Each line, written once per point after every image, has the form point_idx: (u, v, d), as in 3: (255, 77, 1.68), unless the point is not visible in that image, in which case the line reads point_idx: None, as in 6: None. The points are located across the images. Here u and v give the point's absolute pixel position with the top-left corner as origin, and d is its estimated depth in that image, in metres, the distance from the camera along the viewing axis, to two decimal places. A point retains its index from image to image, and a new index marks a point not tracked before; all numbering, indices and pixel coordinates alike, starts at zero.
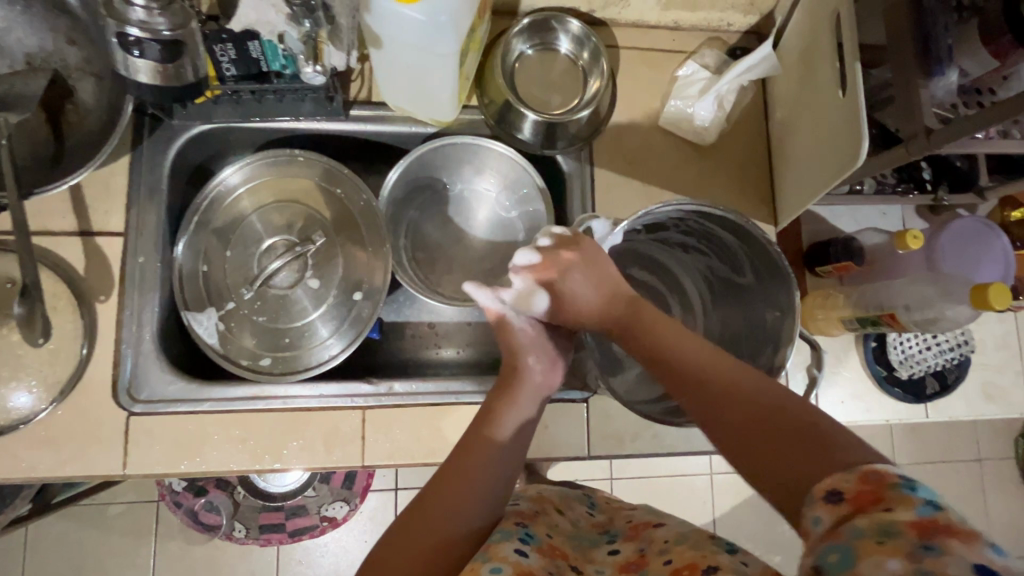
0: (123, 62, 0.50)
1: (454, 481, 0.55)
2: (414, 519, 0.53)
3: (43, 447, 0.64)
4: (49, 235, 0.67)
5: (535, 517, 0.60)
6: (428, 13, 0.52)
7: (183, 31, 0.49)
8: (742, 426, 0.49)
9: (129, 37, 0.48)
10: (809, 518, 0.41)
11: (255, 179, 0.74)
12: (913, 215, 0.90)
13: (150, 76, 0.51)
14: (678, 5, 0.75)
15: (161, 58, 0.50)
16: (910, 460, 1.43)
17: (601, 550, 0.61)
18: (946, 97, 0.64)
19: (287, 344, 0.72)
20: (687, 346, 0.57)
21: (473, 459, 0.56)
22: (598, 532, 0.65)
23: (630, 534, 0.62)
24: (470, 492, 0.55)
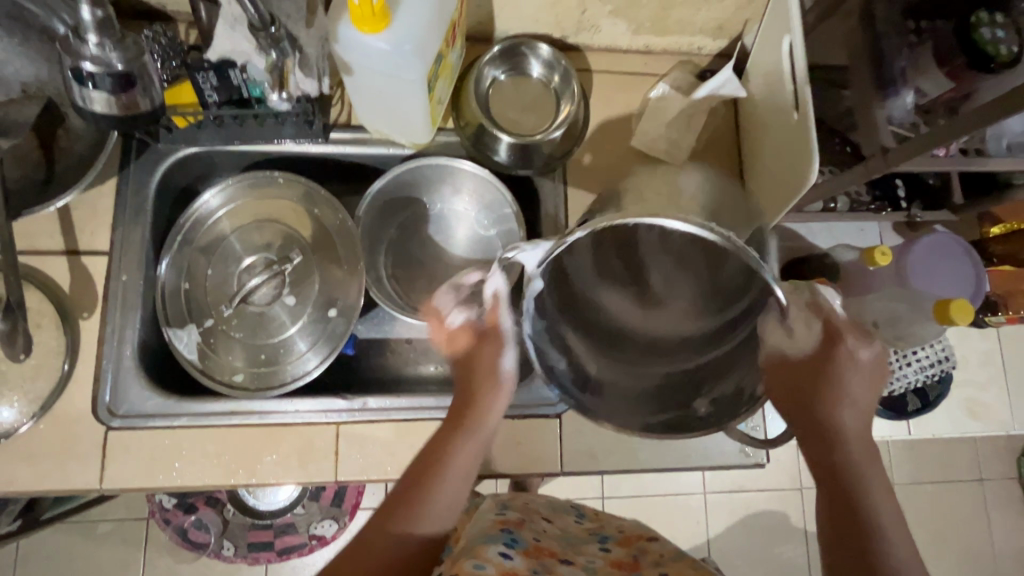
0: (80, 94, 0.50)
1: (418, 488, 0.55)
2: (379, 528, 0.52)
3: (23, 460, 0.65)
4: (37, 255, 0.69)
5: (521, 523, 0.63)
6: (394, 42, 0.55)
7: (137, 63, 0.49)
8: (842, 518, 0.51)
9: (83, 71, 0.48)
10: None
11: (236, 200, 0.76)
12: (889, 231, 0.91)
13: (107, 106, 0.52)
14: (647, 31, 0.78)
15: (115, 89, 0.50)
16: (908, 479, 1.40)
17: (592, 546, 0.65)
18: (904, 117, 0.66)
19: (263, 360, 0.74)
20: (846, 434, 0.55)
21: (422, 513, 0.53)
22: (589, 534, 0.68)
23: (621, 539, 0.67)
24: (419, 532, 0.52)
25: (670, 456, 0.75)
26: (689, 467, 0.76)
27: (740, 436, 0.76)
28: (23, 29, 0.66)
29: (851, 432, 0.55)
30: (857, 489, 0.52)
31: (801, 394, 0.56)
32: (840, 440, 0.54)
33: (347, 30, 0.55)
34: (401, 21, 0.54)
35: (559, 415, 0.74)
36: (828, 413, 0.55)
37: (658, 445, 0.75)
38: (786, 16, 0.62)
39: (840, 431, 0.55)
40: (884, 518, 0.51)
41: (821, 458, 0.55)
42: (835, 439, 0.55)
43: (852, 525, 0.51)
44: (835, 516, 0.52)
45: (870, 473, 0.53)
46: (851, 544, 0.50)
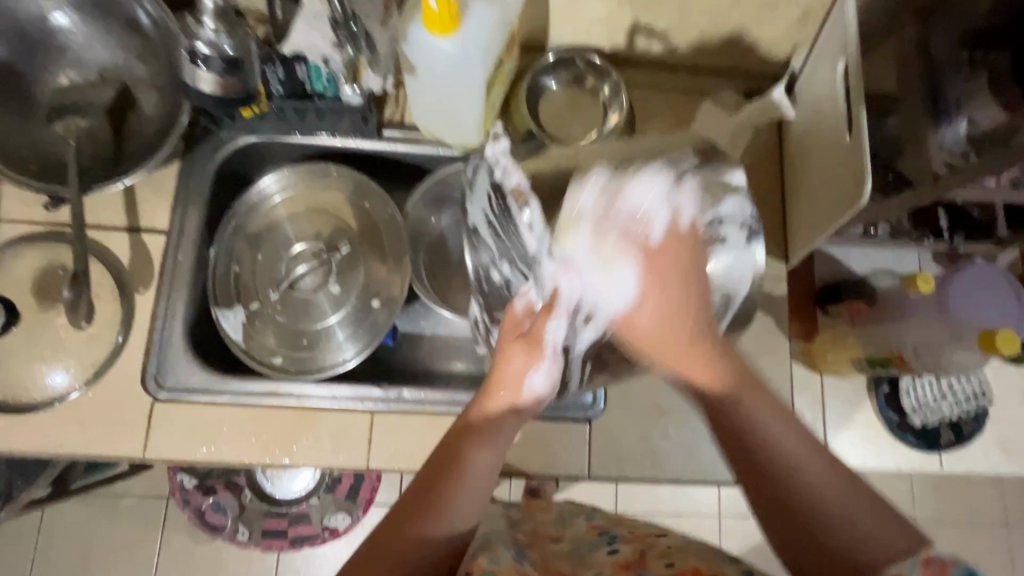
0: (190, 73, 0.61)
1: (443, 494, 0.51)
2: (404, 520, 0.50)
3: (71, 424, 0.68)
4: (101, 230, 0.73)
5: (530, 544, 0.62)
6: (459, 46, 0.57)
7: (242, 52, 0.61)
8: (768, 496, 0.49)
9: (197, 51, 0.60)
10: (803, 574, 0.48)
11: (291, 189, 0.79)
12: (929, 260, 0.91)
13: (211, 85, 0.62)
14: (696, 50, 0.79)
15: (222, 71, 0.62)
16: (931, 518, 1.36)
17: (600, 553, 0.60)
18: (954, 144, 0.66)
19: (304, 345, 0.76)
20: (766, 406, 0.52)
21: (446, 503, 0.51)
22: (597, 534, 0.64)
23: (629, 538, 0.62)
24: (443, 519, 0.50)
25: (697, 470, 0.75)
26: (713, 483, 0.75)
27: None
28: (108, 16, 0.70)
29: (741, 384, 0.53)
30: (763, 451, 0.50)
31: (666, 353, 0.56)
32: (735, 405, 0.52)
33: (417, 32, 0.58)
34: (470, 25, 0.57)
35: (590, 420, 0.74)
36: (705, 381, 0.54)
37: (685, 459, 0.75)
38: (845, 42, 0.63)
39: (716, 387, 0.53)
40: (796, 456, 0.49)
41: (732, 436, 0.52)
42: (734, 407, 0.52)
43: (770, 481, 0.49)
44: (754, 485, 0.50)
45: (773, 419, 0.51)
46: (784, 502, 0.48)
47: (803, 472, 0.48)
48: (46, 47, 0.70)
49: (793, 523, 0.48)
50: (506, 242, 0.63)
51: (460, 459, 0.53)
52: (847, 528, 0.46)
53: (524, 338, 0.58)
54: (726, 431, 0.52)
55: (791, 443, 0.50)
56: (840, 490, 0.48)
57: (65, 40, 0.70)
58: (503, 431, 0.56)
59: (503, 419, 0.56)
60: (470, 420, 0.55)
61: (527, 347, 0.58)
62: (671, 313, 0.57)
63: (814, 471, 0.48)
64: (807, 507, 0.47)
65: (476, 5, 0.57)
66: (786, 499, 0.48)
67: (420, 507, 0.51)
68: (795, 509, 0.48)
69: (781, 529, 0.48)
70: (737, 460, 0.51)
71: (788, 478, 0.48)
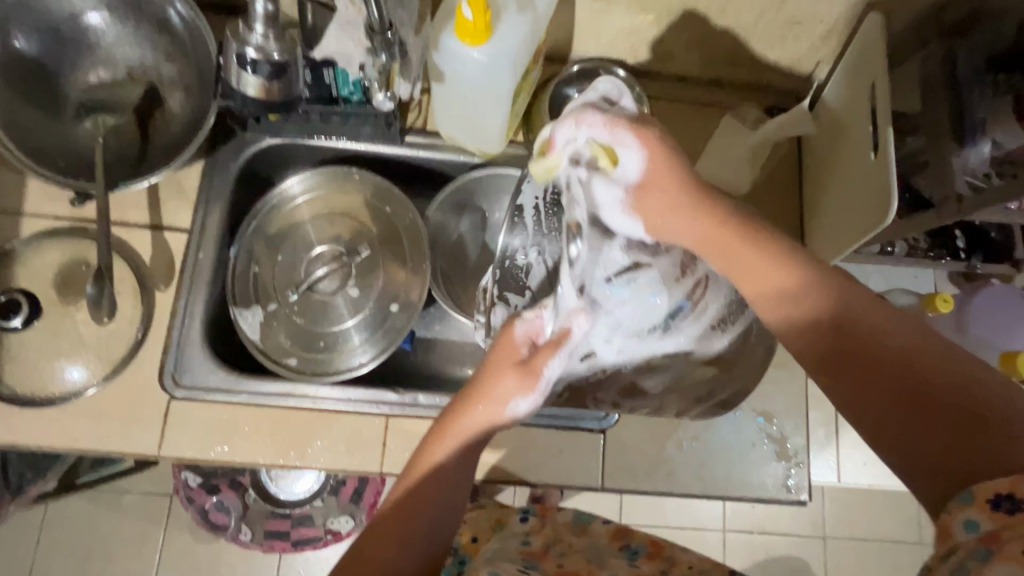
0: None
1: (413, 506, 0.49)
2: (383, 532, 0.49)
3: (88, 419, 0.68)
4: (124, 226, 0.73)
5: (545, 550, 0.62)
6: (490, 55, 0.58)
7: None
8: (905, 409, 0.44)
9: None
10: (963, 518, 0.38)
11: (314, 190, 0.80)
12: (945, 280, 0.91)
13: None
14: (718, 64, 0.80)
15: None
16: None
17: (620, 562, 0.62)
18: (979, 165, 0.68)
19: (320, 347, 0.77)
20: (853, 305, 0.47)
21: (419, 515, 0.49)
22: (619, 545, 0.65)
23: (651, 553, 0.64)
24: (418, 529, 0.49)
25: (711, 483, 0.74)
26: (726, 497, 0.74)
27: (782, 470, 0.75)
28: (139, 15, 0.70)
29: (826, 295, 0.48)
30: (867, 351, 0.46)
31: (736, 258, 0.50)
32: (845, 313, 0.47)
33: (449, 40, 0.58)
34: (502, 35, 0.58)
35: (604, 431, 0.74)
36: (778, 298, 0.49)
37: (699, 472, 0.74)
38: (873, 60, 0.63)
39: (794, 293, 0.48)
40: (904, 353, 0.45)
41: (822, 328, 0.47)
42: (842, 323, 0.47)
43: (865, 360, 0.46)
44: (842, 367, 0.47)
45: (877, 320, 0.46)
46: (901, 405, 0.44)
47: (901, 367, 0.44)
48: (77, 44, 0.71)
49: (922, 429, 0.43)
50: (545, 235, 0.66)
51: (435, 472, 0.50)
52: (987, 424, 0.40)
53: (522, 372, 0.51)
54: (822, 326, 0.48)
55: (888, 341, 0.45)
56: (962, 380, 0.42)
57: (95, 38, 0.71)
58: (473, 450, 0.51)
59: (474, 436, 0.51)
60: (443, 430, 0.51)
61: (515, 371, 0.51)
62: (666, 208, 0.50)
63: (917, 364, 0.44)
64: (929, 405, 0.43)
65: (507, 16, 0.58)
66: (924, 404, 0.43)
67: (396, 516, 0.49)
68: (913, 410, 0.44)
69: (901, 443, 0.44)
70: (830, 355, 0.47)
71: (896, 363, 0.45)
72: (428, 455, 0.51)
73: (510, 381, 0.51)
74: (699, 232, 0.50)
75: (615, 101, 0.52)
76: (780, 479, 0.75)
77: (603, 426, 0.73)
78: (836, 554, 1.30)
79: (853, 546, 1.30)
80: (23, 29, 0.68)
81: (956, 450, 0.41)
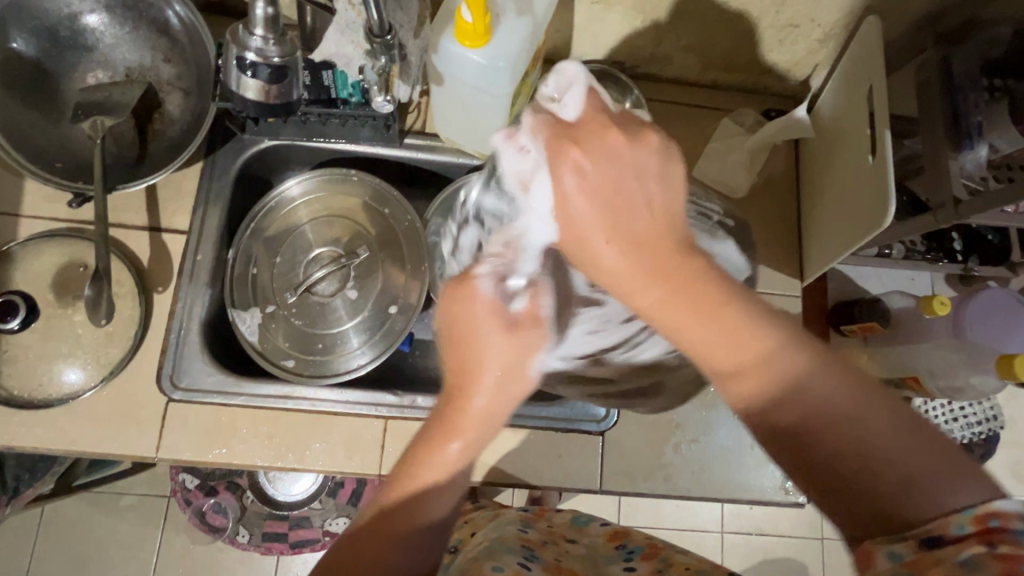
0: (237, 80, 0.55)
1: (412, 509, 0.48)
2: (378, 536, 0.47)
3: (85, 422, 0.68)
4: (122, 227, 0.73)
5: (544, 543, 0.62)
6: (489, 57, 0.58)
7: (291, 58, 0.55)
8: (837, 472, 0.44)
9: (246, 60, 0.54)
10: (883, 553, 0.40)
11: (312, 192, 0.80)
12: (942, 282, 0.91)
13: (257, 92, 0.56)
14: (716, 67, 0.80)
15: (269, 80, 0.55)
16: None
17: (617, 565, 0.61)
18: (976, 170, 0.70)
19: (319, 350, 0.77)
20: (778, 365, 0.46)
21: (420, 516, 0.48)
22: (614, 547, 0.64)
23: (648, 552, 0.62)
24: (411, 529, 0.48)
25: (710, 486, 0.74)
26: (725, 500, 0.74)
27: (781, 472, 0.75)
28: (137, 17, 0.70)
29: (762, 357, 0.46)
30: (798, 422, 0.45)
31: (670, 316, 0.47)
32: (776, 386, 0.46)
33: (447, 43, 0.59)
34: (500, 38, 0.58)
35: (603, 433, 0.74)
36: (714, 368, 0.48)
37: (697, 474, 0.75)
38: (871, 63, 0.63)
39: (729, 368, 0.47)
40: (828, 421, 0.44)
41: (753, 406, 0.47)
42: (773, 394, 0.46)
43: (796, 428, 0.45)
44: (779, 442, 0.47)
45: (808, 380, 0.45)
46: (834, 470, 0.44)
47: (825, 433, 0.44)
48: (75, 46, 0.71)
49: (857, 494, 0.43)
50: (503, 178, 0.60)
51: (439, 471, 0.49)
52: (906, 480, 0.41)
53: (492, 319, 0.51)
54: (751, 406, 0.47)
55: (814, 401, 0.45)
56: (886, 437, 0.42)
57: (93, 40, 0.71)
58: (477, 448, 0.50)
59: (474, 430, 0.50)
60: (451, 423, 0.49)
61: (510, 344, 0.51)
62: (606, 226, 0.48)
63: (844, 424, 0.44)
64: (859, 469, 0.43)
65: (506, 19, 0.58)
66: (852, 470, 0.43)
67: (393, 515, 0.48)
68: (844, 472, 0.44)
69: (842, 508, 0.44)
70: (766, 429, 0.47)
71: (821, 435, 0.44)
72: (425, 456, 0.49)
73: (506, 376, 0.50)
74: (624, 265, 0.48)
75: (563, 94, 0.51)
76: (778, 482, 0.75)
77: (601, 429, 0.73)
78: (834, 555, 1.31)
79: None
80: (21, 30, 0.68)
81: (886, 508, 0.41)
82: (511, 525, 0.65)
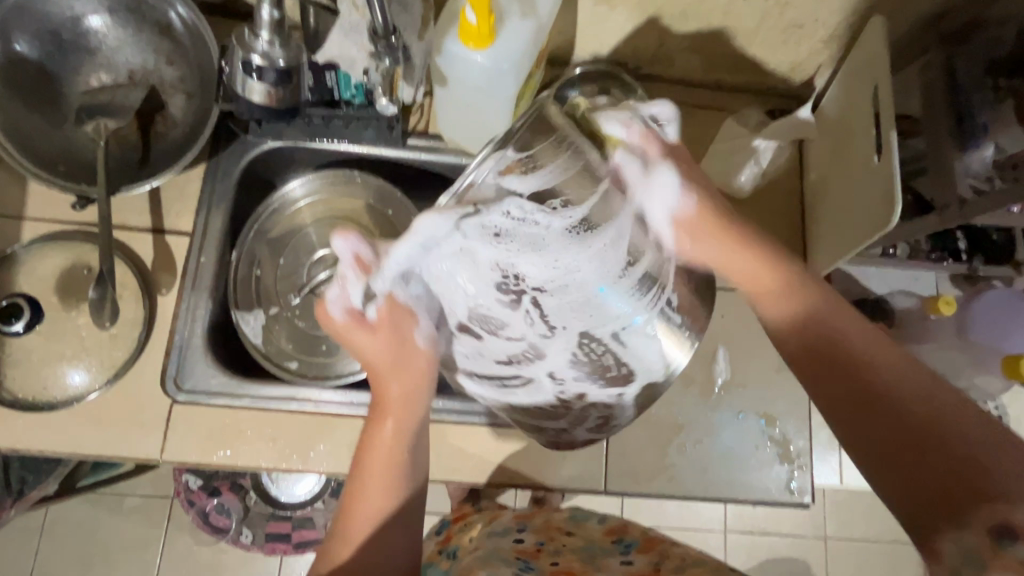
0: (241, 82, 0.55)
1: (365, 479, 0.55)
2: (346, 517, 0.55)
3: (90, 424, 0.68)
4: (125, 230, 0.73)
5: (540, 550, 0.62)
6: (493, 59, 0.59)
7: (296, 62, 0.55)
8: (892, 438, 0.45)
9: (251, 64, 0.54)
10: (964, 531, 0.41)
11: (315, 194, 0.80)
12: (946, 282, 0.91)
13: (262, 96, 0.57)
14: (720, 67, 0.79)
15: (274, 84, 0.56)
16: None
17: (614, 559, 0.60)
18: (981, 169, 0.69)
19: (322, 351, 0.77)
20: (847, 320, 0.51)
21: (371, 486, 0.55)
22: (611, 541, 0.64)
23: (644, 545, 0.63)
24: (369, 499, 0.55)
25: (714, 487, 0.74)
26: (729, 500, 0.74)
27: (785, 473, 0.75)
28: (140, 19, 0.70)
29: (819, 306, 0.53)
30: (853, 365, 0.49)
31: (733, 264, 0.56)
32: (827, 329, 0.51)
33: (452, 44, 0.59)
34: (504, 39, 0.58)
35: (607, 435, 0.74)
36: (777, 309, 0.55)
37: (701, 475, 0.74)
38: (877, 64, 0.63)
39: (779, 291, 0.55)
40: (889, 376, 0.48)
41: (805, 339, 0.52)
42: (824, 333, 0.51)
43: (849, 373, 0.49)
44: (830, 378, 0.50)
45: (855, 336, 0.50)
46: (899, 438, 0.45)
47: (884, 382, 0.47)
48: (78, 48, 0.71)
49: (920, 460, 0.44)
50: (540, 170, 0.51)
51: (377, 443, 0.56)
52: (970, 451, 0.42)
53: (357, 324, 0.55)
54: (802, 330, 0.52)
55: (879, 359, 0.48)
56: (955, 412, 0.44)
57: (96, 42, 0.71)
58: (409, 426, 0.57)
59: (399, 409, 0.57)
60: (382, 408, 0.57)
61: (384, 341, 0.56)
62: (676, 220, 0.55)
63: (908, 389, 0.46)
64: (914, 426, 0.45)
65: (510, 20, 0.58)
66: (911, 439, 0.45)
67: (353, 493, 0.55)
68: (916, 444, 0.44)
69: (887, 473, 0.45)
70: (812, 362, 0.51)
71: (879, 387, 0.47)
72: (370, 448, 0.56)
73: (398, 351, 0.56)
74: (697, 249, 0.56)
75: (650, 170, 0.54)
76: (782, 482, 0.75)
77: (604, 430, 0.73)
78: (838, 555, 1.30)
79: (854, 546, 1.31)
80: (25, 33, 0.68)
81: (948, 473, 0.42)
82: (505, 538, 0.64)
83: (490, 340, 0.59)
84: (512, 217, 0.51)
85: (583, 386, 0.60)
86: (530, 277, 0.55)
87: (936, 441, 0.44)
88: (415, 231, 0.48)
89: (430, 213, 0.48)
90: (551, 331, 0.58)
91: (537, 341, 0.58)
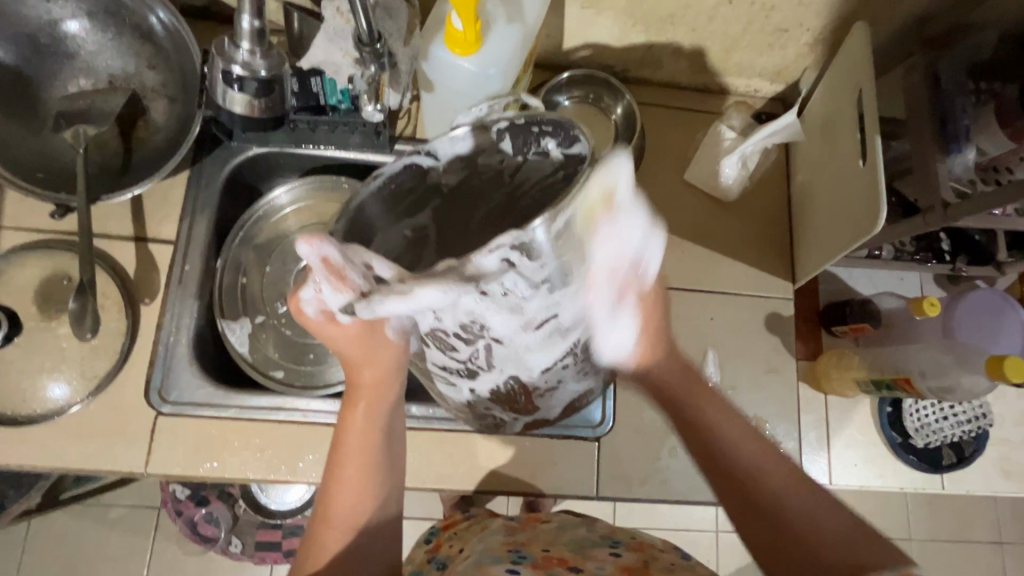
0: None
1: (337, 474, 0.56)
2: (323, 522, 0.55)
3: (71, 438, 0.66)
4: (107, 238, 0.72)
5: (530, 541, 0.64)
6: (480, 66, 0.58)
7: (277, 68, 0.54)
8: (747, 505, 0.54)
9: None
10: None
11: (300, 201, 0.79)
12: (931, 282, 0.92)
13: None
14: (707, 71, 0.80)
15: None
16: (940, 539, 1.31)
17: (603, 551, 0.61)
18: (963, 173, 0.70)
19: (311, 360, 0.76)
20: (724, 418, 0.58)
21: (345, 478, 0.56)
22: (601, 537, 0.65)
23: (634, 545, 0.62)
24: (342, 494, 0.56)
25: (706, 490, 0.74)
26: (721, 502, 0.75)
27: None
28: (120, 24, 0.69)
29: (697, 390, 0.60)
30: (711, 437, 0.57)
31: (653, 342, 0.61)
32: (696, 413, 0.59)
33: (439, 51, 0.59)
34: (491, 45, 0.58)
35: (597, 439, 0.74)
36: (665, 380, 0.61)
37: (693, 478, 0.75)
38: (863, 70, 0.63)
39: (677, 395, 0.60)
40: (749, 462, 0.55)
41: (685, 428, 0.59)
42: (690, 404, 0.60)
43: (722, 460, 0.56)
44: (704, 458, 0.57)
45: (741, 445, 0.56)
46: (757, 507, 0.53)
47: (754, 460, 0.55)
48: (56, 53, 0.69)
49: (766, 520, 0.53)
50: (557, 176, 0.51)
51: (346, 434, 0.57)
52: (803, 518, 0.51)
53: (329, 321, 0.55)
54: (680, 416, 0.60)
55: (734, 427, 0.57)
56: (789, 473, 0.54)
57: (75, 47, 0.69)
58: (379, 408, 0.59)
59: (370, 395, 0.59)
60: (353, 397, 0.59)
61: (354, 340, 0.56)
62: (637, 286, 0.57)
63: (767, 461, 0.55)
64: (761, 489, 0.54)
65: (497, 26, 0.58)
66: (764, 511, 0.53)
67: (327, 490, 0.56)
68: (765, 510, 0.53)
69: (750, 529, 0.54)
70: (696, 452, 0.58)
71: (742, 469, 0.55)
72: (344, 434, 0.58)
73: (360, 340, 0.56)
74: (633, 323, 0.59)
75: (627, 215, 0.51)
76: None
77: (591, 435, 0.73)
78: None
79: None
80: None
81: (785, 527, 0.52)
82: (497, 535, 0.65)
83: (456, 348, 0.56)
84: (505, 289, 0.47)
85: (495, 402, 0.65)
86: (493, 330, 0.53)
87: (778, 494, 0.53)
88: (414, 299, 0.46)
89: (433, 288, 0.45)
90: (489, 367, 0.59)
91: (475, 368, 0.59)
